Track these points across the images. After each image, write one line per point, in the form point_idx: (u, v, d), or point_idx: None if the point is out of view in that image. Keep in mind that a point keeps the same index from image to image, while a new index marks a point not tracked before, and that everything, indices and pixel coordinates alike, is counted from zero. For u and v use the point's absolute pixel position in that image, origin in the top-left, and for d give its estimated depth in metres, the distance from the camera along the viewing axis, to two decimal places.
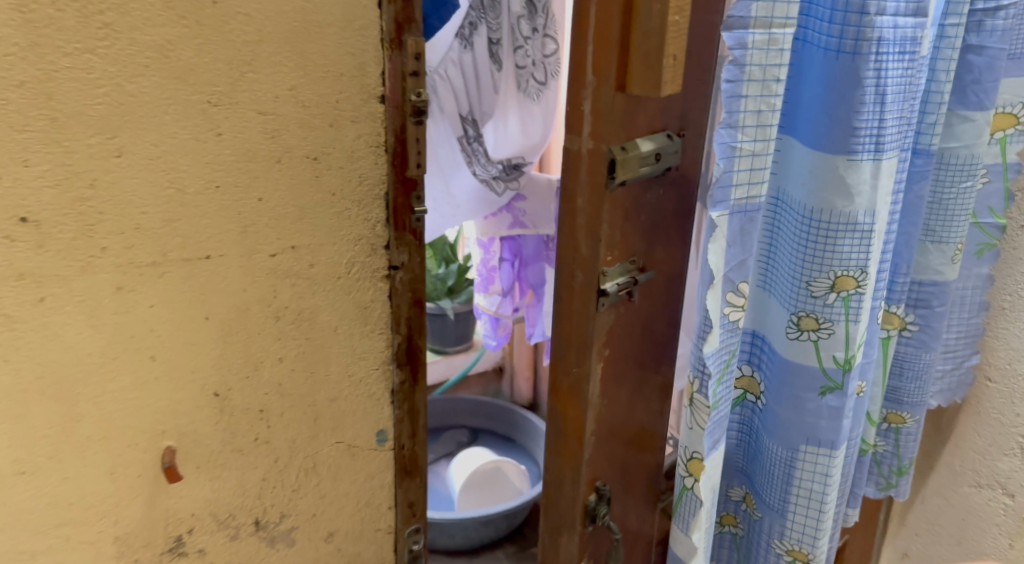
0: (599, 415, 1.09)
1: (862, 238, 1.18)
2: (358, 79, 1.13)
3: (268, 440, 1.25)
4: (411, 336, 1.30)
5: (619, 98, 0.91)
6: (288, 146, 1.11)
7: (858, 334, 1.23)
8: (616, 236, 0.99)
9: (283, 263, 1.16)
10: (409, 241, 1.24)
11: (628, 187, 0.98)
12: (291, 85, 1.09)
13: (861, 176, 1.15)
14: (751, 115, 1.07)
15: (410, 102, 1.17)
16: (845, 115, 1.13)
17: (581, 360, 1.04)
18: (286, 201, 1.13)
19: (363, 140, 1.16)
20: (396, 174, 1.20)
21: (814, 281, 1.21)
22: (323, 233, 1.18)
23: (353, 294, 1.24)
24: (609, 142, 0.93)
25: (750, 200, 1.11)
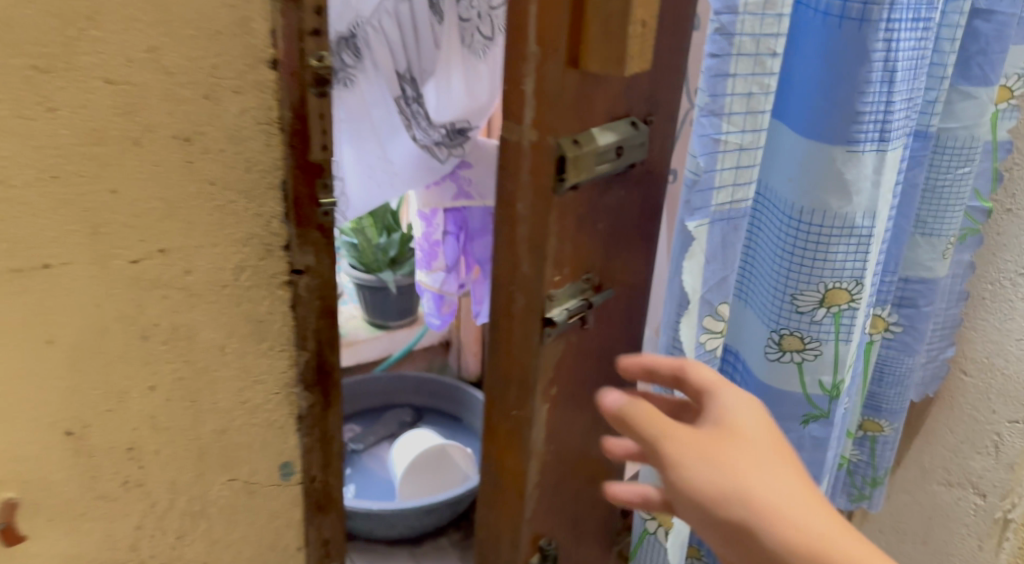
0: (544, 463, 0.85)
1: (858, 245, 1.00)
2: (239, 37, 0.89)
3: (142, 483, 1.03)
4: (320, 352, 1.07)
5: (571, 76, 0.67)
6: (148, 125, 0.88)
7: (849, 357, 1.07)
8: (568, 253, 0.75)
9: (150, 271, 0.93)
10: (315, 240, 1.01)
11: (582, 190, 0.73)
12: (151, 48, 0.85)
13: (862, 171, 0.97)
14: (740, 99, 0.90)
15: (310, 69, 0.93)
16: (846, 97, 0.95)
17: (522, 404, 0.80)
18: (150, 195, 0.90)
19: (250, 116, 0.93)
20: (295, 158, 0.96)
21: (800, 294, 1.03)
22: (201, 233, 0.95)
23: (244, 306, 1.01)
24: (558, 133, 0.69)
25: (733, 205, 0.95)
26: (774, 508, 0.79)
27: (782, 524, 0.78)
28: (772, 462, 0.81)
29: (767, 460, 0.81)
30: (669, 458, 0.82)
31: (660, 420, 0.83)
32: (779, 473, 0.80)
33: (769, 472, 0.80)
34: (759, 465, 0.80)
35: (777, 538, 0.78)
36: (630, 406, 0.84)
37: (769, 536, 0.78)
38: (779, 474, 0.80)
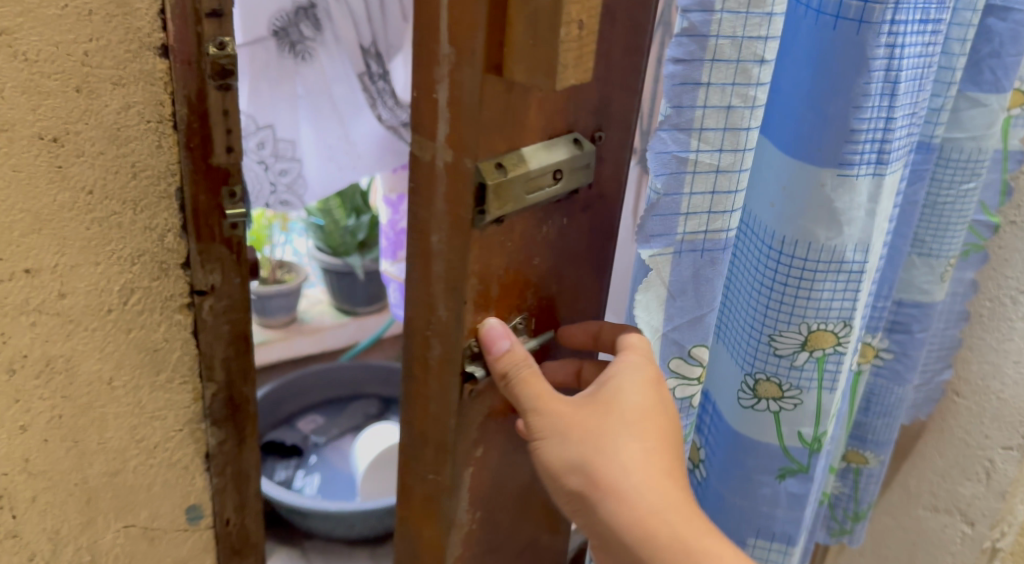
0: (469, 536, 0.63)
1: (848, 283, 0.69)
2: (117, 19, 0.66)
3: (16, 534, 0.77)
4: (231, 387, 0.80)
5: (497, 86, 0.53)
6: (2, 123, 0.65)
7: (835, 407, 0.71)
8: (494, 296, 0.58)
9: (14, 297, 0.70)
10: (221, 255, 0.75)
11: (516, 224, 0.58)
12: (4, 31, 0.63)
13: (858, 198, 0.67)
14: (715, 113, 0.64)
15: (210, 58, 0.70)
16: (840, 113, 0.65)
17: (439, 467, 0.60)
18: (11, 205, 0.67)
19: (134, 112, 0.69)
20: (193, 161, 0.72)
21: (779, 334, 0.69)
22: (76, 250, 0.71)
23: (135, 333, 0.75)
24: (480, 154, 0.54)
25: (709, 235, 0.67)
26: (626, 491, 0.59)
27: (628, 507, 0.59)
28: (642, 431, 0.60)
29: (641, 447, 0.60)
30: (535, 429, 0.60)
31: (535, 386, 0.59)
32: (648, 448, 0.60)
33: (633, 441, 0.60)
34: (634, 437, 0.60)
35: (623, 524, 0.59)
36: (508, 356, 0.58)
37: (612, 516, 0.59)
38: (645, 447, 0.60)
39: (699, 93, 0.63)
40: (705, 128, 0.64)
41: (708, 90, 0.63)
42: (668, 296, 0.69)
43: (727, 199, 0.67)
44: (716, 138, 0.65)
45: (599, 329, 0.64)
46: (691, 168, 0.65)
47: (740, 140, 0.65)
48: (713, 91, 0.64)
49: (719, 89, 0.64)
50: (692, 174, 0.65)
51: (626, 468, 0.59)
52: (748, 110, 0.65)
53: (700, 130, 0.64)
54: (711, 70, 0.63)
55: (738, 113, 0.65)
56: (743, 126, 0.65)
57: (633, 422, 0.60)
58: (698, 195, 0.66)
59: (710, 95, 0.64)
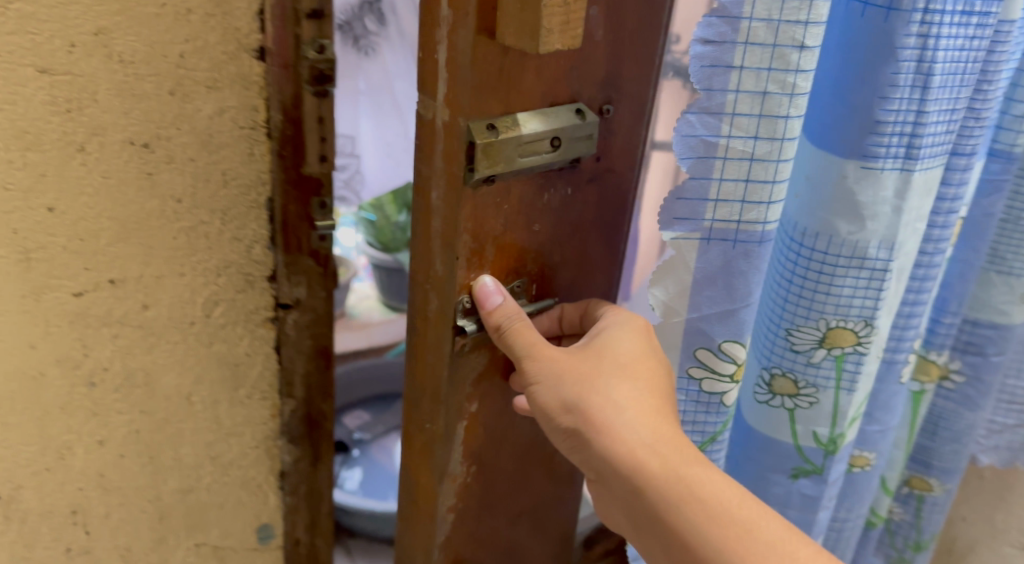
0: (465, 486, 0.68)
1: (871, 280, 0.68)
2: (216, 19, 0.62)
3: (89, 550, 0.78)
4: (309, 403, 0.76)
5: (490, 50, 0.57)
6: (95, 126, 0.62)
7: (854, 409, 0.70)
8: (489, 255, 0.63)
9: (99, 308, 0.68)
10: (308, 268, 0.71)
11: (512, 186, 0.62)
12: (101, 29, 0.60)
13: (884, 192, 0.66)
14: (748, 98, 0.61)
15: (308, 61, 0.64)
16: (867, 103, 0.65)
17: (434, 417, 0.65)
18: (99, 215, 0.65)
19: (228, 118, 0.65)
20: (284, 169, 0.67)
21: (796, 329, 0.69)
22: (165, 262, 0.68)
23: (216, 345, 0.72)
24: (471, 114, 0.58)
25: (742, 225, 0.64)
26: (615, 426, 0.64)
27: (620, 441, 0.64)
28: (632, 373, 0.66)
29: (631, 391, 0.65)
30: (529, 377, 0.65)
31: (528, 336, 0.64)
32: (637, 389, 0.66)
33: (622, 383, 0.65)
34: (624, 380, 0.65)
35: (613, 459, 0.64)
36: (506, 311, 0.63)
37: (604, 450, 0.65)
38: (634, 388, 0.66)
39: (730, 76, 0.60)
40: (737, 112, 0.61)
41: (740, 74, 0.60)
42: (693, 287, 0.66)
43: (763, 191, 0.63)
44: (746, 124, 0.61)
45: (561, 314, 0.68)
46: (722, 154, 0.62)
47: (779, 129, 0.62)
48: (745, 75, 0.60)
49: (752, 73, 0.60)
50: (723, 160, 0.62)
51: (616, 410, 0.65)
52: (785, 98, 0.61)
53: (732, 115, 0.61)
54: (745, 53, 0.60)
55: (776, 100, 0.61)
56: (781, 115, 0.62)
57: (625, 367, 0.66)
58: (730, 181, 0.63)
59: (744, 79, 0.60)
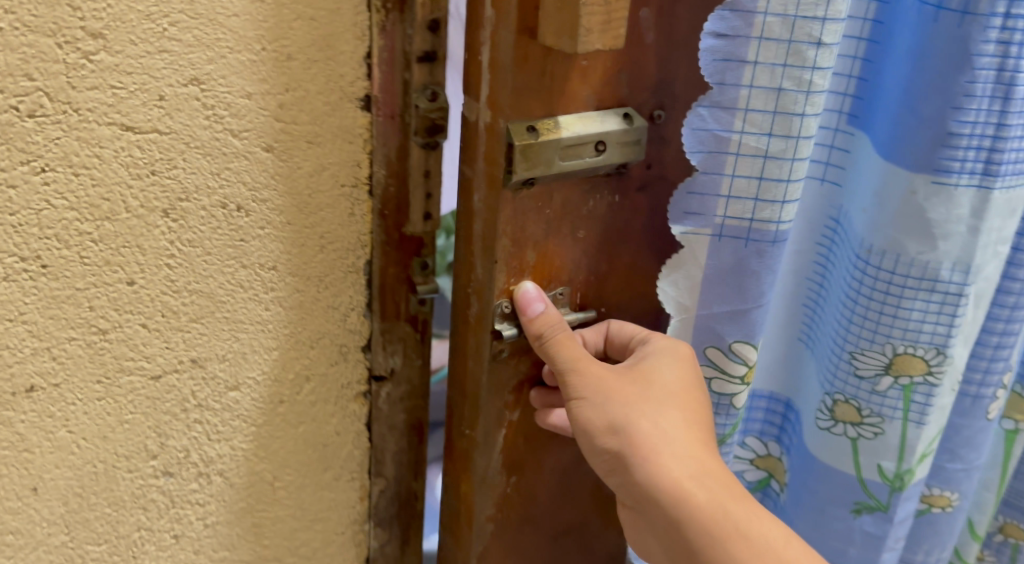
0: (507, 494, 0.65)
1: (943, 305, 0.63)
2: (318, 65, 0.53)
3: None
4: (399, 483, 0.66)
5: (530, 47, 0.53)
6: (181, 190, 0.53)
7: (923, 444, 0.67)
8: (530, 260, 0.59)
9: (179, 391, 0.57)
10: (405, 335, 0.62)
11: (547, 189, 0.57)
12: (194, 80, 0.51)
13: (959, 210, 0.62)
14: (763, 94, 0.61)
15: (419, 110, 0.56)
16: (937, 113, 0.60)
17: (473, 422, 0.61)
18: (185, 285, 0.55)
19: (327, 175, 0.56)
20: (386, 231, 0.59)
21: (861, 353, 0.65)
22: (252, 339, 0.58)
23: (305, 425, 0.62)
24: (508, 117, 0.55)
25: (756, 221, 0.64)
26: (657, 453, 0.57)
27: (661, 474, 0.57)
28: (681, 401, 0.59)
29: (674, 416, 0.59)
30: (570, 391, 0.58)
31: (569, 348, 0.58)
32: (682, 418, 0.59)
33: (666, 410, 0.59)
34: (668, 405, 0.59)
35: (654, 488, 0.57)
36: (548, 321, 0.58)
37: (647, 478, 0.57)
38: (678, 417, 0.59)
39: (744, 72, 0.60)
40: (750, 108, 0.61)
41: (754, 68, 0.60)
42: (703, 282, 0.66)
43: (777, 188, 0.63)
44: (759, 120, 0.61)
45: (609, 329, 0.62)
46: (735, 149, 0.62)
47: (794, 127, 0.61)
48: (759, 71, 0.60)
49: (767, 69, 0.60)
50: (735, 156, 0.62)
51: (659, 435, 0.58)
52: (801, 95, 0.61)
53: (745, 110, 0.61)
54: (759, 49, 0.60)
55: (791, 97, 0.61)
56: (796, 112, 0.61)
57: (669, 391, 0.59)
58: (744, 177, 0.62)
59: (757, 75, 0.60)
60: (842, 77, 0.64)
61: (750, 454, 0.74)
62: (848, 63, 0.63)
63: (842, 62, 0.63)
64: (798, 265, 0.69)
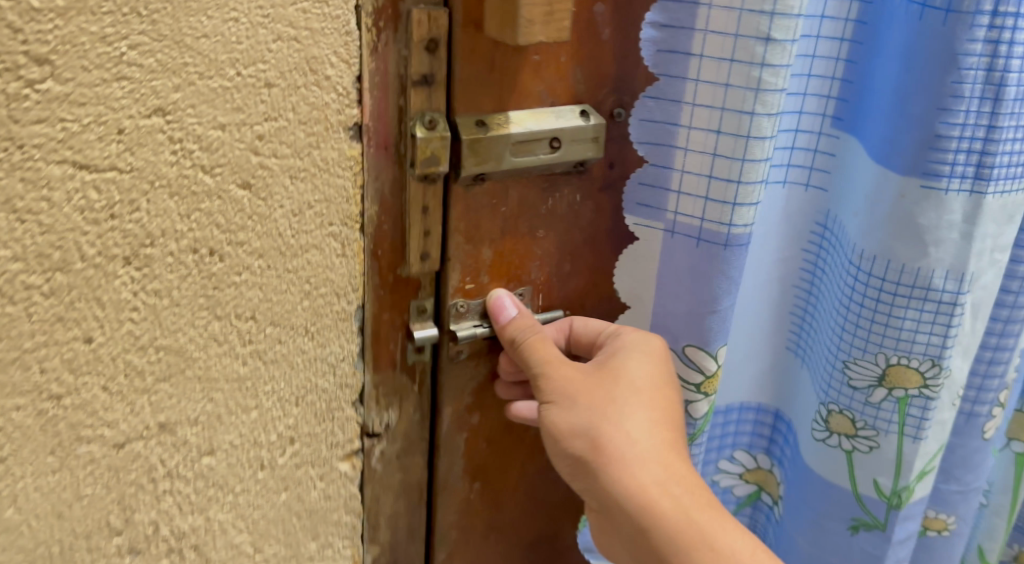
0: (470, 500, 0.63)
1: (938, 314, 0.60)
2: (296, 92, 0.51)
3: None
4: (395, 549, 0.62)
5: (479, 43, 0.53)
6: (145, 235, 0.50)
7: (920, 461, 0.62)
8: (487, 258, 0.57)
9: (145, 459, 0.52)
10: (401, 386, 0.58)
11: (501, 183, 0.56)
12: (158, 110, 0.48)
13: (950, 215, 0.59)
14: (709, 88, 0.56)
15: (416, 141, 0.53)
16: (925, 113, 0.58)
17: (433, 426, 0.60)
18: (150, 341, 0.51)
19: (310, 215, 0.53)
20: (378, 271, 0.55)
21: (853, 362, 0.62)
22: (228, 398, 0.53)
23: (290, 491, 0.56)
24: (460, 111, 0.54)
25: (707, 224, 0.58)
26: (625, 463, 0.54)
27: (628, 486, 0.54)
28: (647, 396, 0.55)
29: (641, 409, 0.55)
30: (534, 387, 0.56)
31: (530, 344, 0.56)
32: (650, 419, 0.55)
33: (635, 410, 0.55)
34: (633, 399, 0.55)
35: (617, 491, 0.54)
36: (519, 322, 0.57)
37: (618, 488, 0.54)
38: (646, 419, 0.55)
39: (689, 65, 0.56)
40: (697, 102, 0.57)
41: (700, 62, 0.56)
42: (659, 277, 0.60)
43: (727, 189, 0.57)
44: (706, 115, 0.56)
45: (572, 325, 0.59)
46: (682, 143, 0.57)
47: (744, 124, 0.56)
48: (705, 65, 0.56)
49: (714, 64, 0.56)
50: (684, 151, 0.58)
51: (622, 430, 0.54)
52: (750, 92, 0.55)
53: (692, 105, 0.57)
54: (705, 41, 0.56)
55: (739, 94, 0.55)
56: (745, 110, 0.55)
57: (634, 383, 0.55)
58: (693, 174, 0.58)
59: (704, 69, 0.56)
60: (826, 80, 0.61)
61: (741, 466, 0.70)
62: (832, 65, 0.61)
63: (824, 65, 0.61)
64: (785, 274, 0.66)
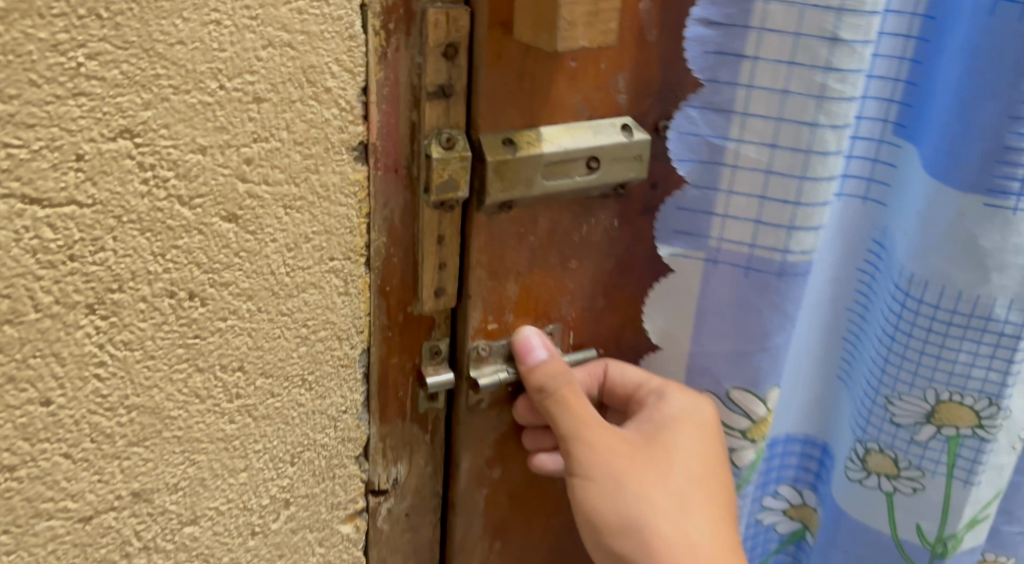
0: (488, 559, 0.59)
1: (996, 349, 0.55)
2: (291, 107, 0.44)
3: None
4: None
5: (509, 48, 0.46)
6: (112, 278, 0.42)
7: (970, 506, 0.59)
8: (511, 294, 0.52)
9: (117, 533, 0.46)
10: (411, 436, 0.54)
11: (526, 212, 0.50)
12: (126, 131, 0.41)
13: (1017, 237, 0.52)
14: (765, 96, 0.50)
15: (431, 162, 0.46)
16: (993, 122, 0.51)
17: (451, 483, 0.56)
18: (120, 402, 0.44)
19: (309, 249, 0.46)
20: (387, 309, 0.50)
21: (898, 398, 0.58)
22: (213, 461, 0.48)
23: (286, 558, 0.52)
24: (485, 128, 0.47)
25: (758, 250, 0.52)
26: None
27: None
28: (698, 477, 0.53)
29: (692, 493, 0.52)
30: (576, 465, 0.52)
31: (577, 410, 0.51)
32: (707, 525, 0.52)
33: (693, 515, 0.52)
34: (685, 482, 0.52)
35: None
36: (552, 377, 0.51)
37: None
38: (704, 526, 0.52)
39: (741, 69, 0.49)
40: (749, 111, 0.50)
41: (753, 65, 0.49)
42: (698, 316, 0.55)
43: (783, 211, 0.51)
44: (759, 128, 0.50)
45: (606, 370, 0.55)
46: (730, 160, 0.51)
47: (802, 137, 0.50)
48: (760, 69, 0.49)
49: (770, 67, 0.49)
50: (732, 168, 0.52)
51: (674, 520, 0.52)
52: (811, 101, 0.49)
53: (743, 115, 0.50)
54: (761, 42, 0.49)
55: (799, 103, 0.49)
56: (806, 121, 0.50)
57: (684, 462, 0.53)
58: (742, 195, 0.52)
59: (758, 74, 0.49)
60: (887, 82, 0.54)
61: (783, 504, 0.66)
62: (895, 65, 0.54)
63: (887, 64, 0.54)
64: (837, 294, 0.61)
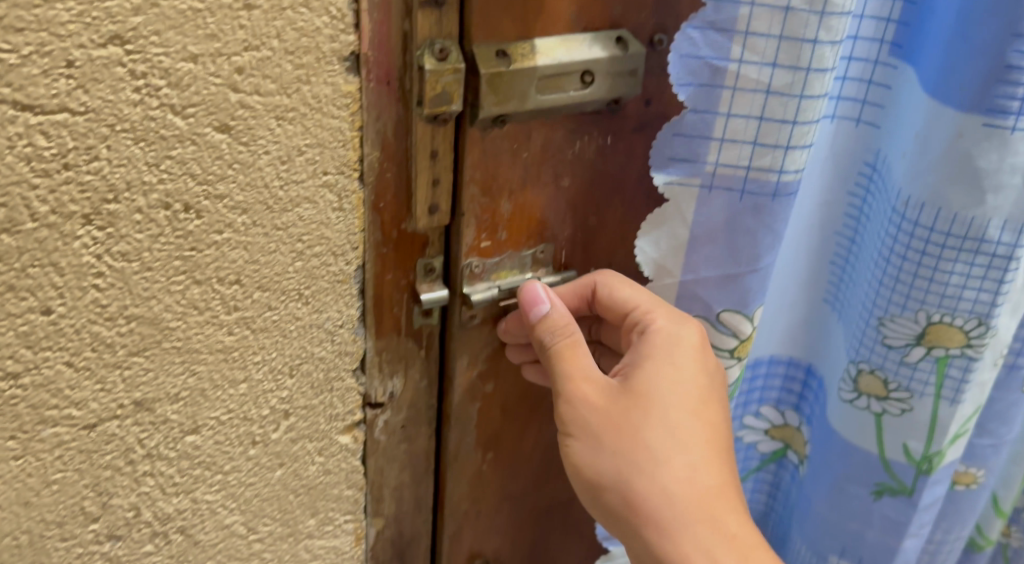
0: (484, 470, 0.61)
1: (989, 268, 0.56)
2: (282, 13, 0.43)
3: None
4: (399, 519, 0.60)
5: None
6: (108, 187, 0.43)
7: (955, 423, 0.62)
8: (504, 211, 0.52)
9: (121, 440, 0.48)
10: (406, 352, 0.55)
11: (518, 128, 0.50)
12: (116, 38, 0.41)
13: (1013, 158, 0.53)
14: (768, 14, 0.51)
15: (424, 74, 0.46)
16: (994, 42, 0.51)
17: (445, 397, 0.57)
18: (119, 311, 0.45)
19: (303, 161, 0.46)
20: (382, 225, 0.50)
21: (890, 320, 0.59)
22: (212, 372, 0.49)
23: (286, 466, 0.53)
24: (479, 39, 0.47)
25: (753, 172, 0.54)
26: (671, 525, 0.53)
27: (672, 545, 0.53)
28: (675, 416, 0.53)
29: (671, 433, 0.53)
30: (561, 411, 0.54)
31: (562, 362, 0.54)
32: (692, 462, 0.53)
33: (676, 454, 0.53)
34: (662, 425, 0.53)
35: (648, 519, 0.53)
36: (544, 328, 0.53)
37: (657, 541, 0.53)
38: (689, 462, 0.53)
39: None
40: (752, 31, 0.51)
41: None
42: (690, 243, 0.57)
43: (781, 131, 0.53)
44: (761, 46, 0.51)
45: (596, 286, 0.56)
46: (731, 82, 0.52)
47: (801, 54, 0.52)
48: None
49: None
50: (732, 91, 0.52)
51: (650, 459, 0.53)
52: (812, 16, 0.51)
53: (745, 34, 0.51)
54: None
55: (800, 19, 0.51)
56: (807, 38, 0.51)
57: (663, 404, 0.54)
58: (739, 117, 0.53)
59: None
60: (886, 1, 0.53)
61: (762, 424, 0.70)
62: None
63: None
64: (829, 218, 0.62)
